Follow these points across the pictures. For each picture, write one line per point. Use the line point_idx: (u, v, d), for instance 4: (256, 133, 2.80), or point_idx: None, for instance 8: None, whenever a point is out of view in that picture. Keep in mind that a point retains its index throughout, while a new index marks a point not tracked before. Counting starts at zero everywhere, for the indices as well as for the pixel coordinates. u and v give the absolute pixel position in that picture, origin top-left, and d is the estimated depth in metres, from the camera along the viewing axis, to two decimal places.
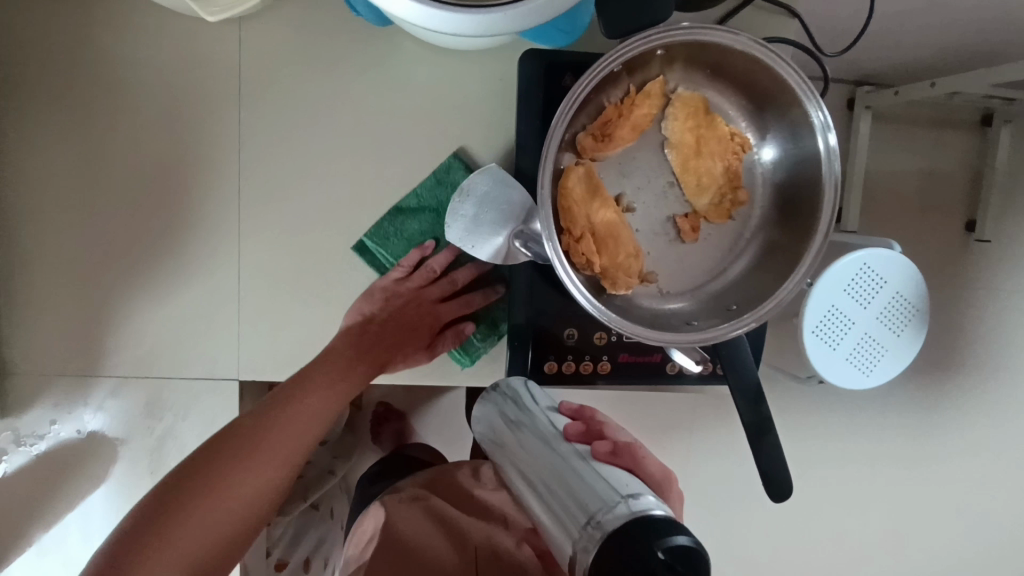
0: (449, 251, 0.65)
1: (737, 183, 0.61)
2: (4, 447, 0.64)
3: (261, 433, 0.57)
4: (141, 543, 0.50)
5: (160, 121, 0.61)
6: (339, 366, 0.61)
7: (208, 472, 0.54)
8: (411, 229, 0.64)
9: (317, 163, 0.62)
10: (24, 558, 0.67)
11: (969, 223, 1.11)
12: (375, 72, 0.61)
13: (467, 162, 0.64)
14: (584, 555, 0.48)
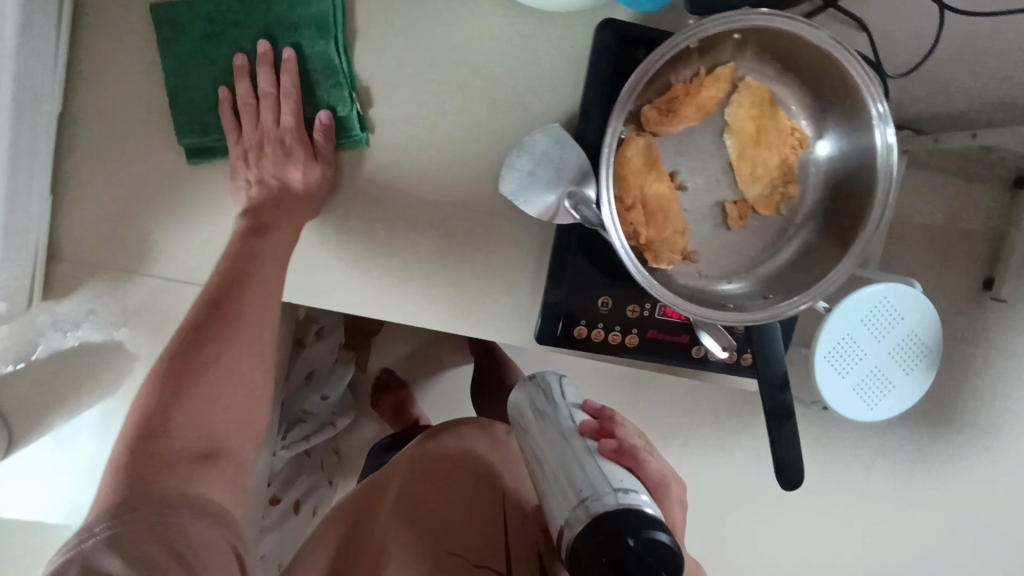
0: (242, 73, 0.62)
1: (790, 177, 0.62)
2: (42, 330, 0.65)
3: (222, 325, 0.60)
4: (149, 443, 0.55)
5: (237, 39, 0.62)
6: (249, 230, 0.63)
7: (196, 365, 0.59)
8: (205, 92, 0.63)
9: (382, 100, 0.64)
10: (38, 445, 0.68)
11: (987, 280, 1.07)
12: (452, 22, 0.63)
13: (507, 64, 0.64)
14: (574, 523, 0.60)
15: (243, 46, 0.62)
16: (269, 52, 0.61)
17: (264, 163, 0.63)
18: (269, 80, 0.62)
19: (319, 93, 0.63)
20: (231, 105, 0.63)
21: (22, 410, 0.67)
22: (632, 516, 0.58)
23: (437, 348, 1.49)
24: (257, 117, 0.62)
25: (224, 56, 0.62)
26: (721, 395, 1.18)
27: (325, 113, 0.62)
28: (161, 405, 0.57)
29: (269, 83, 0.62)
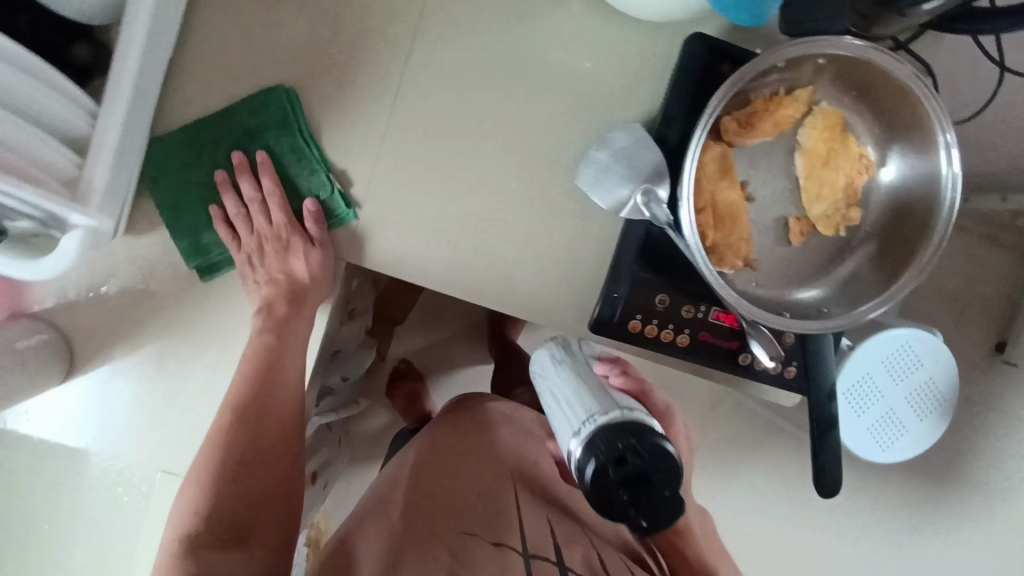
0: (226, 190, 0.67)
1: (853, 201, 0.64)
2: (121, 263, 0.67)
3: (247, 418, 0.66)
4: (190, 539, 0.62)
5: (214, 155, 0.67)
6: (265, 322, 0.67)
7: (228, 457, 0.65)
8: (198, 212, 0.68)
9: (473, 84, 0.67)
10: (97, 374, 0.70)
11: (999, 344, 1.09)
12: (547, 20, 0.67)
13: (595, 65, 0.67)
14: (579, 437, 0.59)
15: (221, 165, 0.68)
16: (246, 163, 0.67)
17: (267, 261, 0.68)
18: (251, 187, 0.67)
19: (298, 180, 0.68)
20: (224, 221, 0.68)
21: (87, 338, 0.68)
22: (637, 428, 0.57)
23: (458, 346, 1.51)
24: (250, 222, 0.67)
25: (206, 176, 0.68)
26: (738, 421, 1.19)
27: (311, 201, 0.68)
28: (199, 495, 0.64)
29: (251, 191, 0.67)
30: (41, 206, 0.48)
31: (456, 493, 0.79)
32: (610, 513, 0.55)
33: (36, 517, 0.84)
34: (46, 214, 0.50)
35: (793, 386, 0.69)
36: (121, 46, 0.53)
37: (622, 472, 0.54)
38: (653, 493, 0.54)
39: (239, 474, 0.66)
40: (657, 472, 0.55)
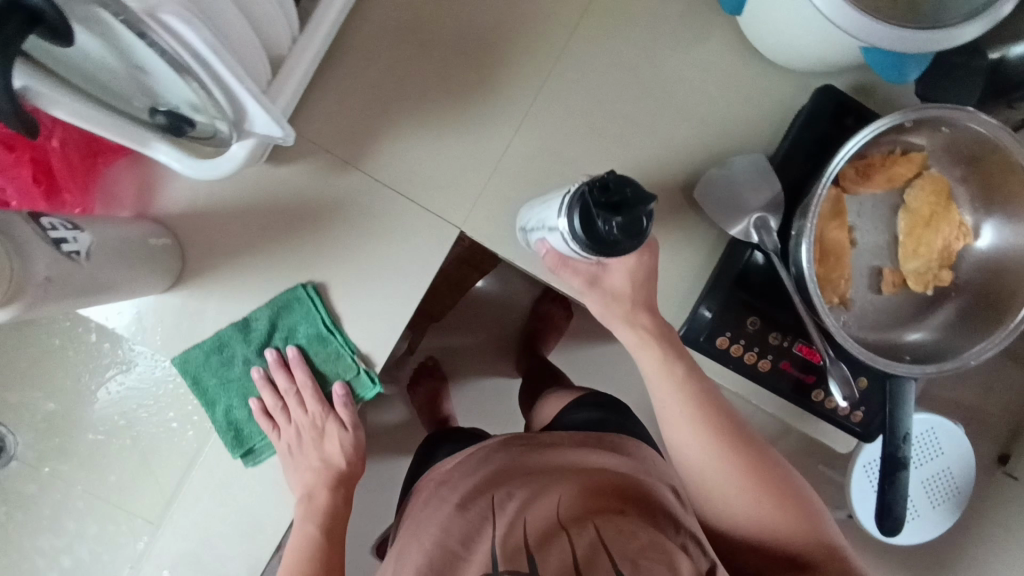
0: (263, 387, 0.73)
1: (947, 264, 0.68)
2: (249, 187, 0.69)
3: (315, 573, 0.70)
4: None
5: (245, 357, 0.73)
6: (305, 510, 0.74)
7: None
8: (239, 403, 0.75)
9: (611, 91, 0.72)
10: (196, 290, 0.71)
11: (1002, 456, 1.13)
12: (689, 48, 0.72)
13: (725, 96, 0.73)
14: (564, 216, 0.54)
15: (256, 360, 0.73)
16: (280, 359, 0.72)
17: (305, 448, 0.76)
18: (286, 379, 0.73)
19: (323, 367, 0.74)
20: (263, 411, 0.74)
21: (197, 253, 0.70)
22: (608, 181, 0.51)
23: (485, 353, 1.52)
24: (286, 413, 0.74)
25: (243, 370, 0.73)
26: None
27: (340, 386, 0.74)
28: None
29: (286, 384, 0.73)
30: (239, 112, 0.51)
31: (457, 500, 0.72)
32: (608, 244, 0.50)
33: (86, 422, 0.84)
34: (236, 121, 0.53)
35: (855, 430, 0.72)
36: None
37: (599, 216, 0.50)
38: (633, 213, 0.49)
39: None
40: (635, 186, 0.49)
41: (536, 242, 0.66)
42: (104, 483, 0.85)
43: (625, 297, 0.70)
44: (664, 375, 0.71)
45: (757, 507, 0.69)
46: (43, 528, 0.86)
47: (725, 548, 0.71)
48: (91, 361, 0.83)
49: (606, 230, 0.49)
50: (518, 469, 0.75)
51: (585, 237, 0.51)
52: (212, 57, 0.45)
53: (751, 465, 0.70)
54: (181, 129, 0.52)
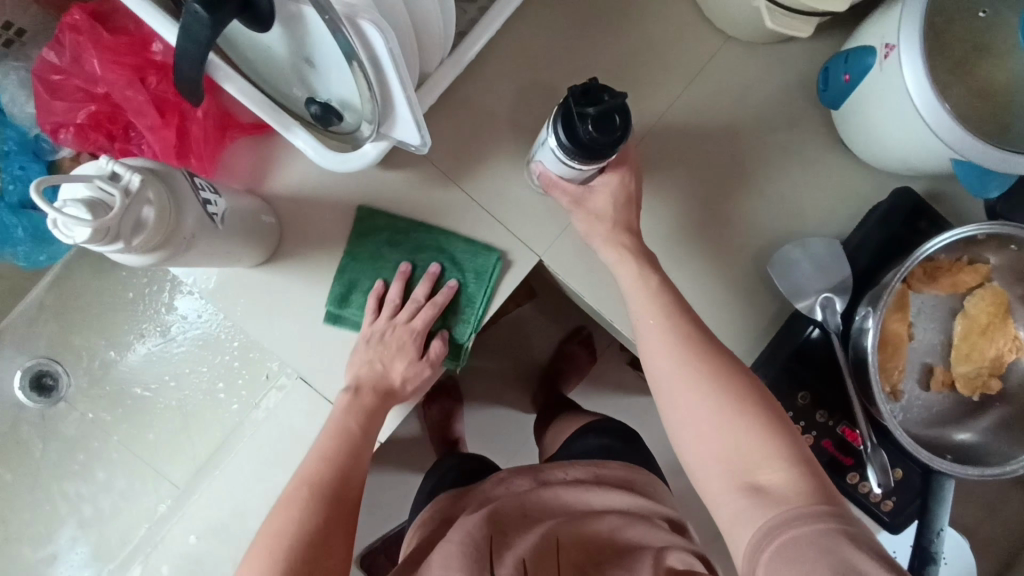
0: (403, 280, 0.73)
1: (997, 374, 0.71)
2: (354, 185, 0.73)
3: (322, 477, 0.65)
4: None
5: (413, 252, 0.74)
6: (346, 406, 0.70)
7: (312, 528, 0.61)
8: (364, 281, 0.74)
9: (697, 159, 0.79)
10: (278, 272, 0.73)
11: None
12: (776, 135, 0.79)
13: (801, 185, 0.79)
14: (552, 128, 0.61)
15: (414, 259, 0.74)
16: (432, 276, 0.74)
17: (380, 351, 0.73)
18: (424, 292, 0.73)
19: (451, 313, 0.75)
20: (379, 297, 0.74)
21: (290, 238, 0.73)
22: (589, 89, 0.58)
23: (506, 380, 1.53)
24: (395, 314, 0.73)
25: (394, 259, 0.74)
26: None
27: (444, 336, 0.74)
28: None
29: (421, 296, 0.73)
30: (387, 116, 0.56)
31: (487, 529, 0.75)
32: (589, 145, 0.57)
33: (139, 377, 0.87)
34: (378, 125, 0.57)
35: (883, 519, 0.72)
36: (490, 18, 0.63)
37: (580, 117, 0.57)
38: (606, 108, 0.56)
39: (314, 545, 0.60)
40: (610, 92, 0.57)
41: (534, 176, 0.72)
42: (142, 439, 0.87)
43: (615, 226, 0.70)
44: (641, 287, 0.69)
45: (729, 420, 0.60)
46: (74, 472, 0.87)
47: (695, 465, 0.62)
48: (161, 318, 0.86)
49: (584, 128, 0.57)
50: (518, 512, 0.79)
51: (569, 140, 0.59)
52: (389, 65, 0.50)
53: (723, 375, 0.62)
54: (329, 120, 0.58)
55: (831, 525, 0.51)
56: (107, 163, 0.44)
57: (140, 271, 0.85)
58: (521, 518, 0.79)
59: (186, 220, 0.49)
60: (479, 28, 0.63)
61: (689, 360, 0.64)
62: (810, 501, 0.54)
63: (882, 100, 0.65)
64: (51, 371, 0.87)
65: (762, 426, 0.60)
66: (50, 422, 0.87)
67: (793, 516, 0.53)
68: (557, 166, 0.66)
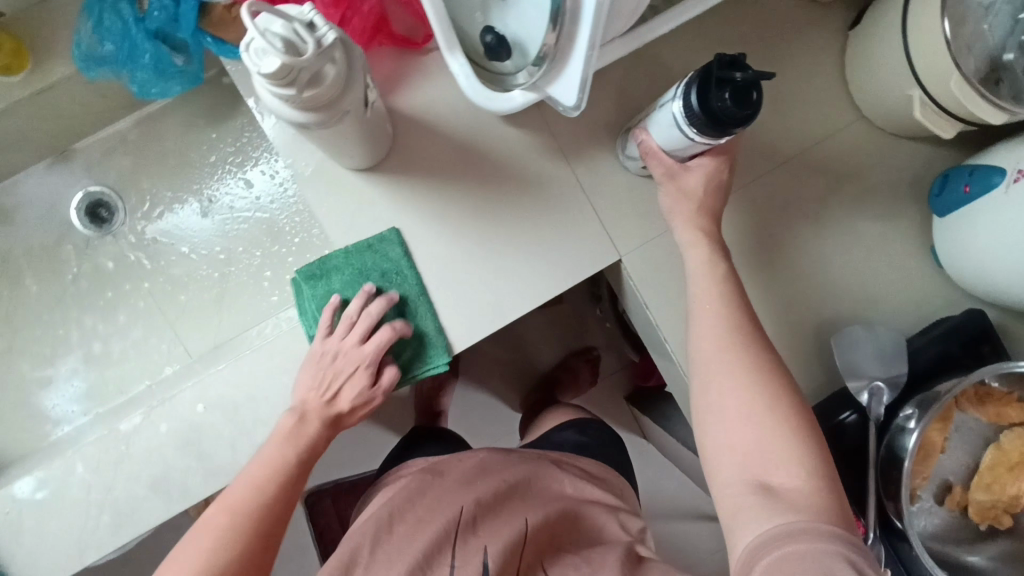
0: (365, 298, 0.70)
1: (1011, 512, 0.72)
2: (475, 130, 0.74)
3: (278, 483, 0.63)
4: None
5: (384, 275, 0.72)
6: (289, 434, 0.66)
7: (255, 527, 0.60)
8: (335, 282, 0.71)
9: (791, 221, 0.81)
10: (375, 184, 0.74)
11: None
12: (872, 223, 0.81)
13: (881, 277, 0.81)
14: (686, 90, 0.62)
15: (382, 283, 0.72)
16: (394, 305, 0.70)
17: (328, 369, 0.69)
18: (379, 314, 0.69)
19: (405, 345, 0.72)
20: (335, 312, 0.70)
21: (397, 157, 0.74)
22: (734, 61, 0.59)
23: (505, 371, 1.51)
24: (348, 333, 0.69)
25: (366, 278, 0.72)
26: None
27: (393, 372, 0.70)
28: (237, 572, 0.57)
29: (375, 319, 0.69)
30: (552, 72, 0.57)
31: (462, 510, 0.70)
32: (722, 113, 0.59)
33: (190, 237, 0.86)
34: (535, 83, 0.59)
35: None
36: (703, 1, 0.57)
37: (722, 86, 0.58)
38: (748, 83, 0.57)
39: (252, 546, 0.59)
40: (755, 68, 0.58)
41: (629, 148, 0.74)
42: (173, 299, 0.85)
43: (708, 248, 0.71)
44: (712, 273, 0.70)
45: (752, 415, 0.59)
46: (94, 307, 0.85)
47: (709, 445, 0.62)
48: (233, 190, 0.86)
49: (720, 95, 0.58)
50: (506, 491, 0.74)
51: (703, 107, 0.60)
52: (587, 21, 0.52)
53: (768, 374, 0.62)
54: (497, 53, 0.59)
55: (838, 548, 0.49)
56: (310, 11, 0.45)
57: (231, 137, 0.86)
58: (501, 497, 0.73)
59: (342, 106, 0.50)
60: (670, 12, 0.58)
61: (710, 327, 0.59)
62: (823, 518, 0.52)
63: (994, 219, 0.68)
64: (108, 203, 0.86)
65: (783, 429, 0.58)
66: (90, 251, 0.86)
67: (796, 531, 0.51)
68: (668, 136, 0.68)
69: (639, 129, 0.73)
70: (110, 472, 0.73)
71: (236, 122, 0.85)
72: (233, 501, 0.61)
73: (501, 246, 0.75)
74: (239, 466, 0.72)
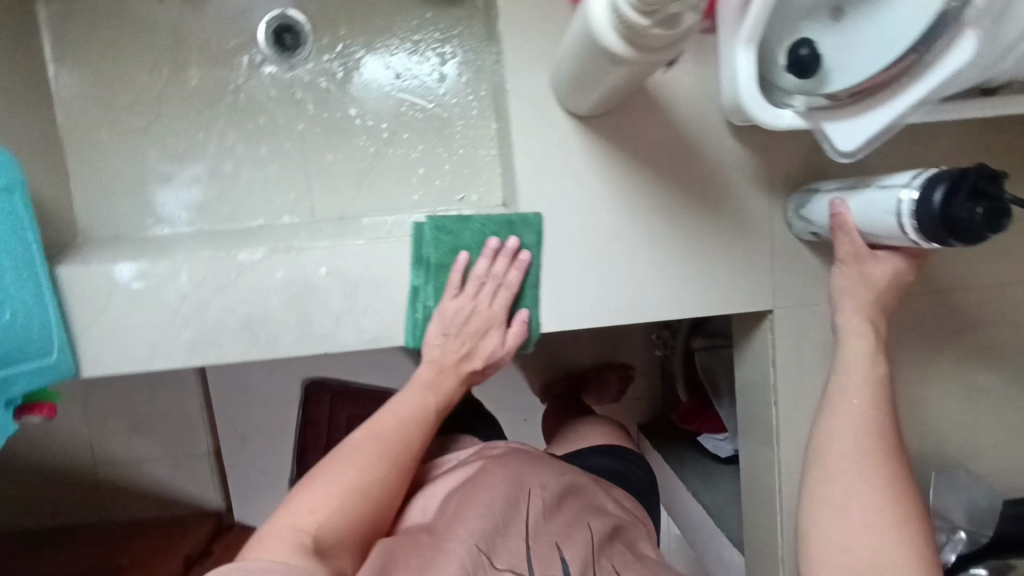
0: (489, 254, 0.71)
1: None
2: (699, 127, 0.71)
3: (388, 442, 0.65)
4: (308, 536, 0.55)
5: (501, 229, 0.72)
6: (430, 380, 0.72)
7: (364, 476, 0.61)
8: (460, 240, 0.72)
9: (943, 346, 0.78)
10: (581, 136, 0.71)
11: None
12: (1011, 384, 0.80)
13: (992, 436, 0.80)
14: (922, 185, 0.53)
15: (500, 232, 0.72)
16: (525, 266, 0.72)
17: (466, 330, 0.72)
18: (503, 267, 0.72)
19: (527, 295, 0.74)
20: (463, 271, 0.72)
21: (615, 120, 0.71)
22: (991, 176, 0.51)
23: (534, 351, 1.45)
24: (477, 292, 0.72)
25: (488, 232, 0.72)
26: None
27: (524, 315, 0.73)
28: (343, 521, 0.58)
29: (499, 271, 0.72)
30: (843, 112, 0.56)
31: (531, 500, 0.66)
32: (963, 226, 0.50)
33: (362, 100, 0.82)
34: (811, 115, 0.57)
35: None
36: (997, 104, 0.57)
37: (972, 197, 0.50)
38: (1002, 206, 0.49)
39: (355, 497, 0.60)
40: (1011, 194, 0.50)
41: (814, 212, 0.68)
42: (320, 154, 0.82)
43: None
44: None
45: (879, 516, 0.53)
46: (243, 128, 0.81)
47: (819, 543, 0.55)
48: (423, 75, 0.82)
49: (969, 205, 0.49)
50: (566, 485, 0.71)
51: (941, 211, 0.51)
52: (929, 84, 0.50)
53: None
54: (804, 67, 0.56)
55: None
56: None
57: (443, 24, 0.82)
58: (564, 492, 0.70)
59: (647, 67, 0.49)
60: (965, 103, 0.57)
61: (874, 421, 0.58)
62: None
63: None
64: (297, 32, 0.82)
65: (909, 538, 0.52)
66: (261, 71, 0.82)
67: None
68: (870, 216, 0.59)
69: (833, 196, 0.64)
70: (210, 292, 0.70)
71: (456, 11, 0.81)
72: (356, 450, 0.63)
73: (666, 249, 0.74)
74: (338, 343, 0.73)
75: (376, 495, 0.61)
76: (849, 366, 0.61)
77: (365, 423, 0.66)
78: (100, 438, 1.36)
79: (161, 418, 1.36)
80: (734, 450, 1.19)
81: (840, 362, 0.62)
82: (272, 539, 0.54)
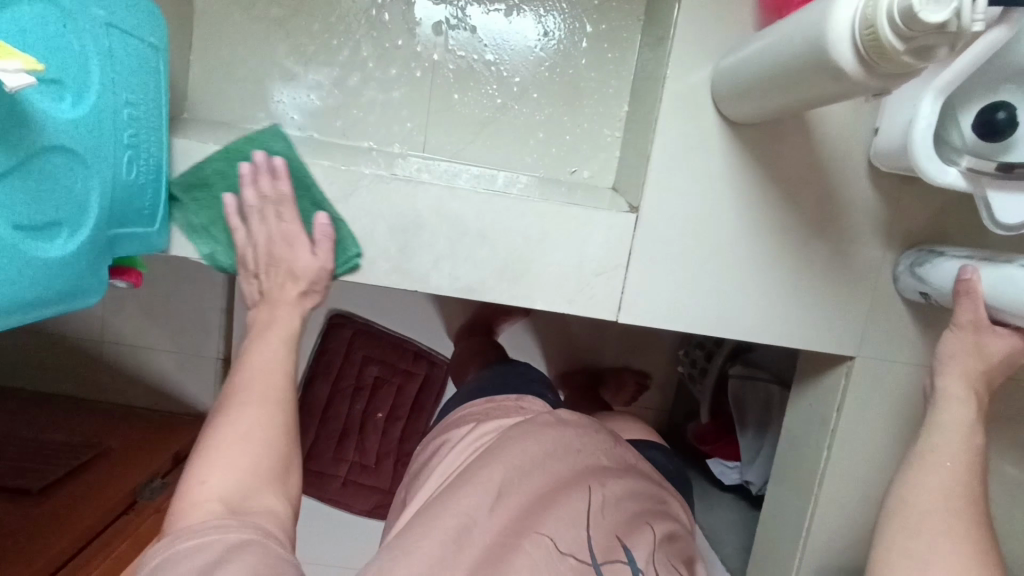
0: (247, 180, 0.66)
1: None
2: (839, 163, 0.71)
3: (247, 385, 0.59)
4: (218, 501, 0.51)
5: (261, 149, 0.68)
6: (264, 322, 0.65)
7: (240, 425, 0.56)
8: (214, 189, 0.67)
9: (1003, 434, 0.80)
10: (723, 143, 0.71)
11: None
12: None
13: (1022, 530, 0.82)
14: None
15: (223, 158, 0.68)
16: (285, 168, 0.67)
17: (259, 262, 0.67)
18: (269, 184, 0.66)
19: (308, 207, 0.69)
20: (233, 209, 0.67)
21: (759, 135, 0.70)
22: None
23: (556, 336, 1.40)
24: (259, 222, 0.67)
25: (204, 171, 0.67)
26: None
27: (324, 217, 0.67)
28: (254, 477, 0.54)
29: (267, 192, 0.66)
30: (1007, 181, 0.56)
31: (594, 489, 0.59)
32: None
33: (503, 49, 0.80)
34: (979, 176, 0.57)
35: None
36: None
37: None
38: None
39: (246, 446, 0.55)
40: None
41: (933, 273, 0.68)
42: (447, 92, 0.80)
43: None
44: None
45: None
46: (377, 45, 0.79)
47: None
48: (569, 40, 0.81)
49: None
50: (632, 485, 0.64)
51: None
52: None
53: None
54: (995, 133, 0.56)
55: None
56: None
57: None
58: (629, 489, 0.63)
59: (851, 90, 0.50)
60: None
61: (956, 485, 0.59)
62: None
63: None
64: None
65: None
66: None
67: None
68: (1003, 290, 0.59)
69: (965, 263, 0.65)
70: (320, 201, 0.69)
71: None
72: (230, 400, 0.58)
73: (772, 272, 0.74)
74: (431, 283, 0.72)
75: (271, 438, 0.56)
76: (941, 428, 0.61)
77: (235, 371, 0.61)
78: (115, 316, 1.33)
79: (181, 311, 1.33)
80: (739, 479, 1.21)
81: (941, 423, 0.62)
82: (184, 514, 0.50)
